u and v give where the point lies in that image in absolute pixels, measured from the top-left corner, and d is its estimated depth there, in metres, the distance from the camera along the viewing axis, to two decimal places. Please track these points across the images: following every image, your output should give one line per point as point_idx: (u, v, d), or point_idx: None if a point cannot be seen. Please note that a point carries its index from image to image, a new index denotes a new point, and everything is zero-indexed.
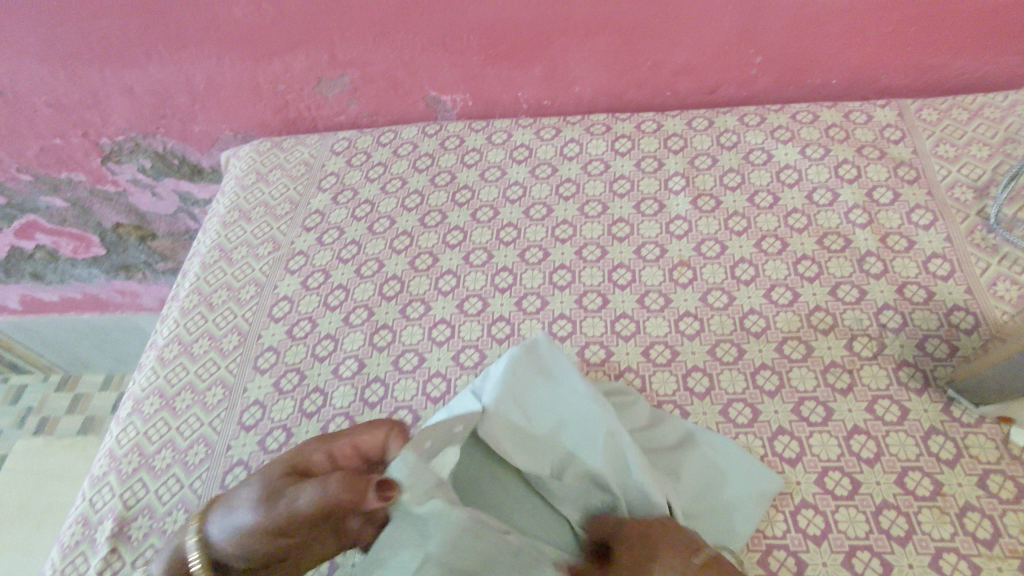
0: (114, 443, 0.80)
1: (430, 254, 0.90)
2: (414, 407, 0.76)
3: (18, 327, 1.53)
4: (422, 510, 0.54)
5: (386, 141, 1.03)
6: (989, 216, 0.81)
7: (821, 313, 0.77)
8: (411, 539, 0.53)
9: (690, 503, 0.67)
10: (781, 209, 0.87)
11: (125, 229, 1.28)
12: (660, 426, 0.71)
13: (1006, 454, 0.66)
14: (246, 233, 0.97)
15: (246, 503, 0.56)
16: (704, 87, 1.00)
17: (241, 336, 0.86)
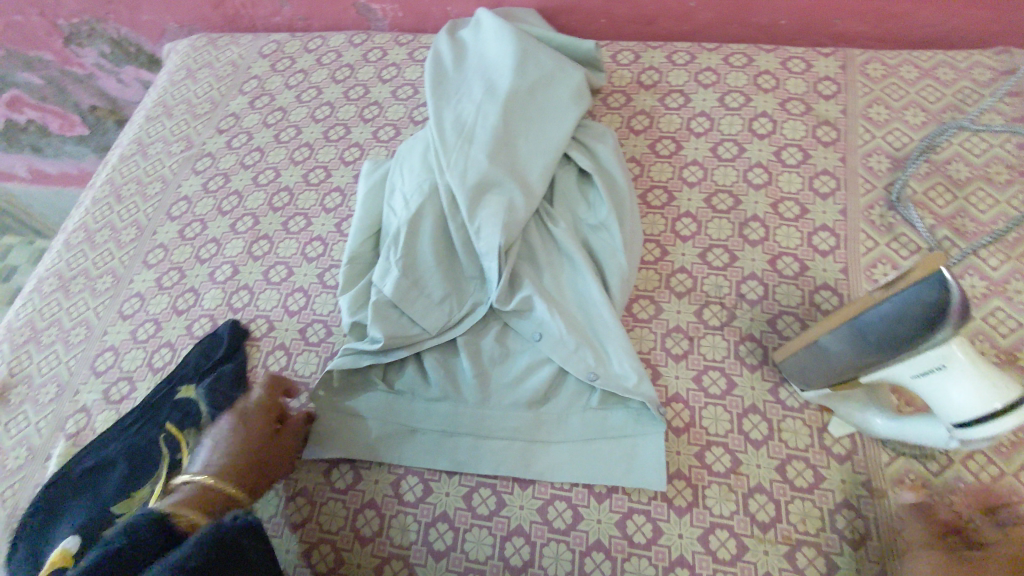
0: (14, 317, 0.87)
1: (325, 169, 0.90)
2: (271, 318, 0.79)
3: (37, 197, 1.79)
4: (519, 301, 0.69)
5: (314, 48, 1.03)
6: (893, 190, 0.74)
7: (681, 275, 0.73)
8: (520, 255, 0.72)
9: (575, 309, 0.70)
10: (679, 159, 0.82)
11: (101, 112, 1.41)
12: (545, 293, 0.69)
13: (823, 447, 0.61)
14: (165, 129, 0.99)
15: (425, 323, 0.70)
16: (641, 17, 0.94)
17: (138, 230, 0.90)
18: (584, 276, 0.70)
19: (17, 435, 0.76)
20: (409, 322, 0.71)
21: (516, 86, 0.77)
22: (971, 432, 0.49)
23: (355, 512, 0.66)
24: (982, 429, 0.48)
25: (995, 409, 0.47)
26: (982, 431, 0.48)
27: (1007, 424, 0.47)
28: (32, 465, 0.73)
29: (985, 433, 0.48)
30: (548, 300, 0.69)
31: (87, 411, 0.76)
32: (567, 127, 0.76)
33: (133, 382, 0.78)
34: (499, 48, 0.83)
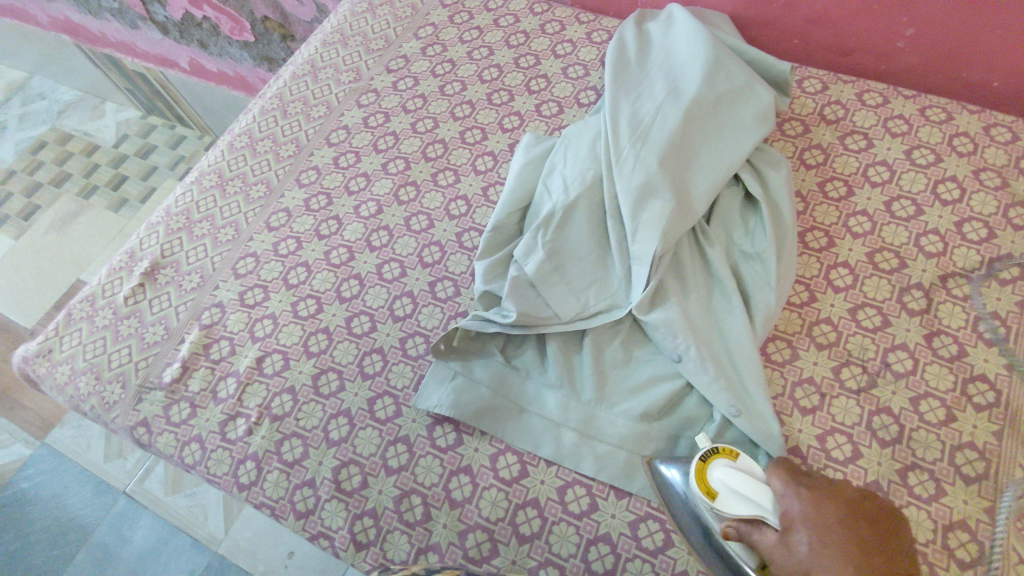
0: (173, 203, 0.93)
1: (481, 131, 0.91)
2: (405, 264, 0.81)
3: (191, 88, 1.89)
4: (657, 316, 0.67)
5: (494, 7, 1.03)
6: None
7: (824, 326, 0.70)
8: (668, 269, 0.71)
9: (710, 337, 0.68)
10: (848, 206, 0.78)
11: (271, 23, 1.48)
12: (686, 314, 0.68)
13: (945, 547, 0.58)
14: (338, 56, 1.02)
15: (557, 309, 0.71)
16: (838, 47, 0.89)
17: (297, 148, 0.94)
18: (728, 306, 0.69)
19: (159, 313, 0.83)
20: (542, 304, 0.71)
21: (702, 94, 0.75)
22: (768, 505, 0.52)
23: (450, 473, 0.68)
24: (744, 491, 0.53)
25: (754, 479, 0.54)
26: (762, 497, 0.53)
27: (781, 481, 0.53)
28: (167, 344, 0.80)
29: (768, 499, 0.52)
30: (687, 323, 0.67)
31: (222, 308, 0.82)
32: (744, 148, 0.74)
33: (267, 291, 0.82)
34: (690, 49, 0.80)
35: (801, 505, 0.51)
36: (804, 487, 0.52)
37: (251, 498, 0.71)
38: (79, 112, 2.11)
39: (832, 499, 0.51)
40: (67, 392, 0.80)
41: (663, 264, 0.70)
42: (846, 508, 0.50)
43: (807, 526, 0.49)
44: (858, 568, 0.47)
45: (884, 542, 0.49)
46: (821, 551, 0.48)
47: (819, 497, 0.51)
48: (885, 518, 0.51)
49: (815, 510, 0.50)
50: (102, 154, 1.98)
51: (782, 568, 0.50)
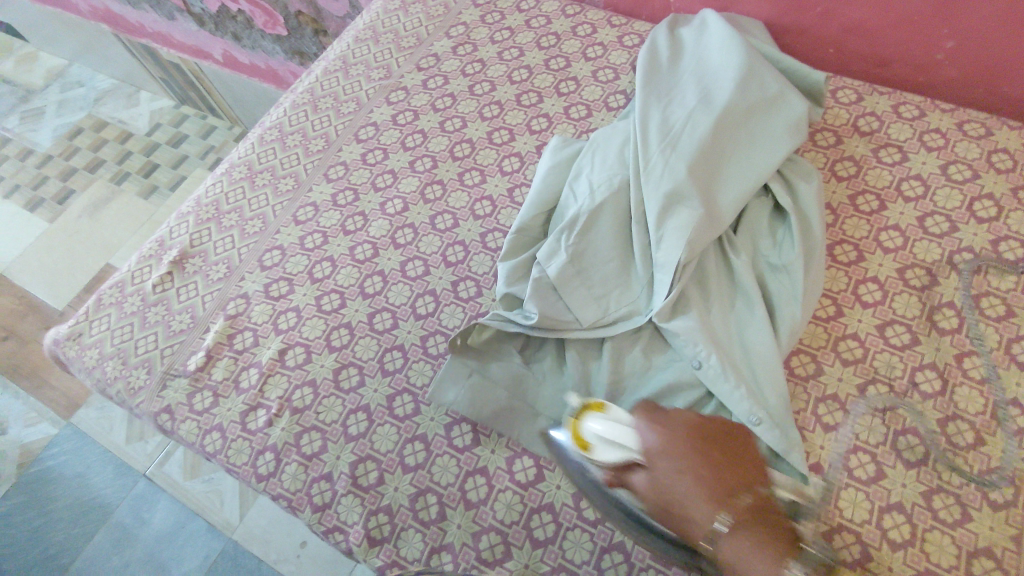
0: (203, 193, 0.95)
1: (509, 132, 0.91)
2: (428, 262, 0.82)
3: (223, 79, 1.92)
4: (679, 326, 0.67)
5: (526, 8, 1.03)
6: None
7: (850, 342, 0.69)
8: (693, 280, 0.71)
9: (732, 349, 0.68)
10: (879, 220, 0.77)
11: (304, 18, 1.49)
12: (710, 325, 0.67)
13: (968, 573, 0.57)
14: (369, 53, 1.03)
15: (580, 313, 0.71)
16: (874, 57, 0.88)
17: (326, 143, 0.95)
18: (752, 320, 0.68)
19: (185, 301, 0.84)
20: (565, 308, 0.71)
21: (734, 103, 0.74)
22: (634, 446, 0.55)
23: (466, 474, 0.68)
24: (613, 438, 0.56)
25: (617, 422, 0.57)
26: (627, 439, 0.56)
27: (640, 421, 0.56)
28: (193, 333, 0.81)
29: (632, 439, 0.55)
30: (708, 334, 0.66)
31: (247, 300, 0.83)
32: (775, 158, 0.73)
33: (292, 284, 0.83)
34: (723, 56, 0.79)
35: (657, 441, 0.54)
36: (657, 421, 0.56)
37: (269, 489, 0.71)
38: (115, 100, 2.15)
39: (682, 431, 0.55)
40: (94, 375, 0.82)
41: (688, 273, 0.69)
42: (693, 433, 0.55)
43: (664, 456, 0.53)
44: (715, 484, 0.52)
45: (727, 454, 0.54)
46: (680, 477, 0.52)
47: (672, 430, 0.55)
48: (725, 431, 0.57)
49: (669, 440, 0.54)
50: (134, 142, 2.01)
51: (653, 499, 0.54)
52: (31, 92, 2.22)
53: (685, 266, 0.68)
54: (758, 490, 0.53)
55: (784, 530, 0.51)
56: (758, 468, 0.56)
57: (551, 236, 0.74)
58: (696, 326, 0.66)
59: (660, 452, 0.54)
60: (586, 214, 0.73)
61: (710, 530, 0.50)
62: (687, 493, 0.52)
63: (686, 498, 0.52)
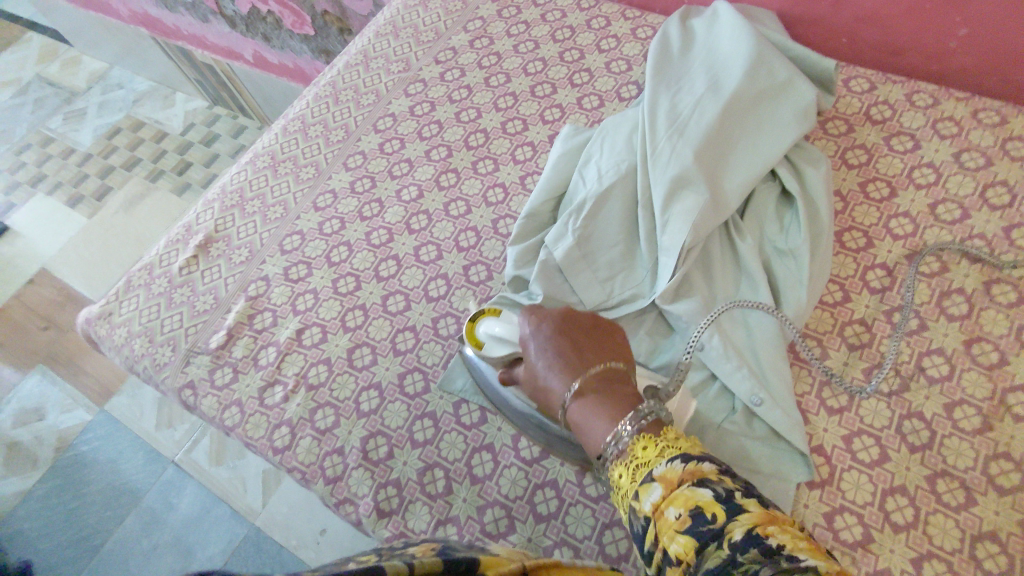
0: (229, 182, 0.98)
1: (523, 122, 0.93)
2: (441, 247, 0.84)
3: (254, 79, 1.98)
4: (682, 308, 0.68)
5: (542, 2, 1.05)
6: None
7: (857, 327, 0.69)
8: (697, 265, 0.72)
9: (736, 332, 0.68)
10: (890, 207, 0.77)
11: (330, 17, 1.54)
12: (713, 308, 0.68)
13: (971, 556, 0.56)
14: (390, 47, 1.06)
15: (586, 295, 0.73)
16: (888, 47, 0.88)
17: (345, 133, 0.98)
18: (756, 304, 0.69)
19: (209, 284, 0.87)
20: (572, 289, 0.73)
21: (742, 90, 0.75)
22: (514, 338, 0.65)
23: (472, 450, 0.70)
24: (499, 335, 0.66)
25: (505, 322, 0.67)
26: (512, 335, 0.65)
27: (520, 319, 0.64)
28: (216, 313, 0.85)
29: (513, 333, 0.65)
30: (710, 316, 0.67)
31: (268, 282, 0.86)
32: (782, 144, 0.74)
33: (310, 268, 0.86)
34: (733, 45, 0.80)
35: (531, 332, 0.61)
36: (533, 316, 0.63)
37: (284, 461, 0.74)
38: (152, 101, 2.24)
39: (557, 320, 0.61)
40: (123, 352, 0.86)
41: (692, 257, 0.70)
42: (561, 322, 0.61)
43: (538, 344, 0.60)
44: (570, 359, 0.58)
45: (589, 334, 0.60)
46: (546, 358, 0.59)
47: (541, 322, 0.61)
48: (597, 322, 0.62)
49: (543, 327, 0.61)
50: (169, 141, 2.09)
51: (531, 383, 0.61)
52: (74, 94, 2.32)
53: (688, 250, 0.69)
54: (612, 362, 0.57)
55: (632, 393, 0.55)
56: (622, 352, 0.60)
57: (559, 220, 0.75)
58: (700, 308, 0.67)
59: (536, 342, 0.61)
60: (593, 199, 0.74)
61: (563, 398, 0.56)
62: (550, 371, 0.58)
63: (546, 377, 0.58)
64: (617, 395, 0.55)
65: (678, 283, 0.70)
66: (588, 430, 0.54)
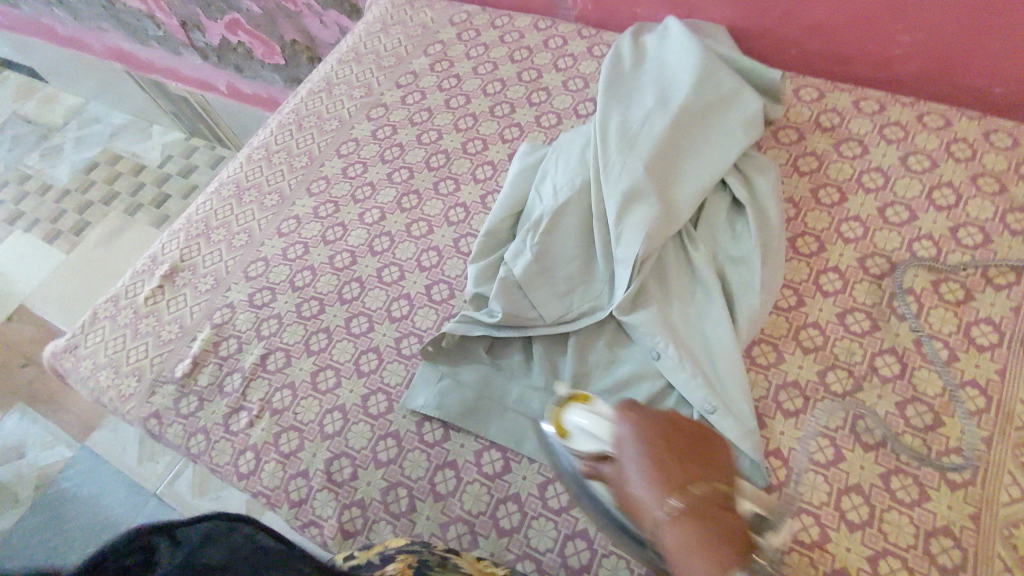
0: (194, 211, 0.99)
1: (483, 141, 0.94)
2: (403, 268, 0.84)
3: (229, 109, 2.00)
4: (638, 320, 0.69)
5: (500, 24, 1.08)
6: None
7: (811, 330, 0.70)
8: (653, 276, 0.73)
9: (692, 341, 0.69)
10: (841, 212, 0.78)
11: (300, 46, 1.56)
12: (669, 319, 0.69)
13: (926, 552, 0.57)
14: (352, 73, 1.07)
15: (546, 309, 0.73)
16: (835, 56, 0.90)
17: (309, 159, 0.99)
18: (712, 313, 0.69)
19: (175, 313, 0.88)
20: (531, 304, 0.73)
21: (690, 103, 0.77)
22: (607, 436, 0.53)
23: (436, 468, 0.70)
24: (588, 428, 0.54)
25: (596, 411, 0.55)
26: (602, 429, 0.53)
27: (614, 412, 0.53)
28: (181, 342, 0.85)
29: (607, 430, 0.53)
30: (665, 328, 0.68)
31: (233, 309, 0.86)
32: (731, 155, 0.75)
33: (275, 293, 0.87)
34: (680, 60, 0.82)
35: (628, 428, 0.50)
36: (631, 413, 0.52)
37: (249, 487, 0.74)
38: (129, 135, 2.25)
39: (659, 420, 0.50)
40: (89, 385, 0.85)
41: (647, 267, 0.71)
42: (663, 425, 0.50)
43: (635, 444, 0.49)
44: (670, 470, 0.46)
45: (691, 443, 0.49)
46: (642, 460, 0.47)
47: (644, 420, 0.50)
48: (699, 434, 0.50)
49: (641, 428, 0.50)
50: (147, 174, 2.09)
51: (620, 493, 0.49)
52: (51, 130, 2.33)
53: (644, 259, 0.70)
54: (721, 487, 0.45)
55: (739, 533, 0.43)
56: (725, 477, 0.47)
57: (516, 238, 0.76)
58: (654, 319, 0.68)
59: (636, 441, 0.49)
60: (549, 214, 0.75)
61: (655, 516, 0.44)
62: (644, 478, 0.46)
63: (640, 484, 0.46)
64: (715, 522, 0.42)
65: (635, 294, 0.71)
66: (684, 566, 0.42)
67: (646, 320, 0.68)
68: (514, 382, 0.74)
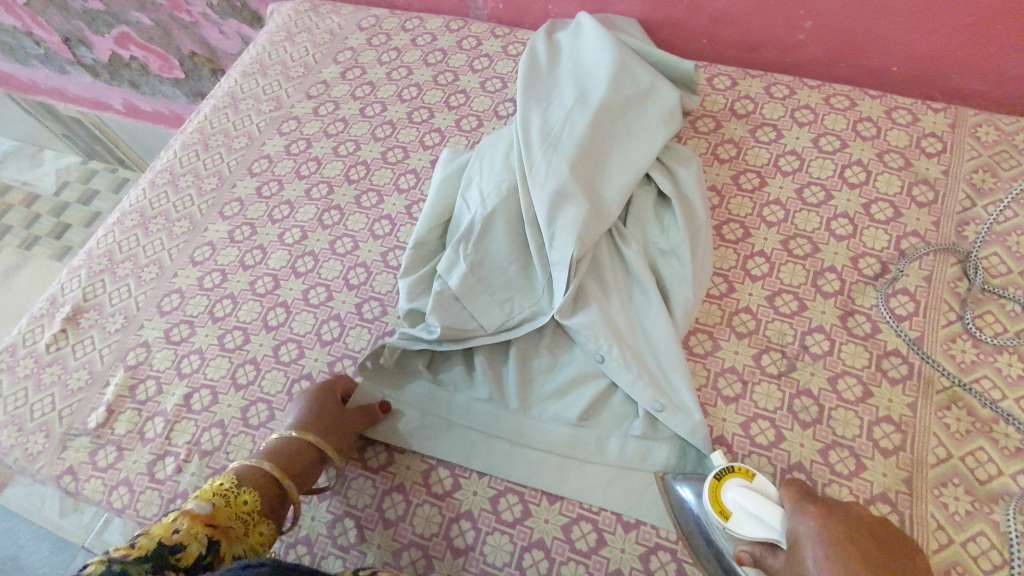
0: (95, 245, 0.92)
1: (403, 149, 0.91)
2: (330, 287, 0.81)
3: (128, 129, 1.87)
4: (580, 322, 0.68)
5: (411, 27, 1.05)
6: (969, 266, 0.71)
7: (743, 316, 0.72)
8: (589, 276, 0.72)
9: (634, 338, 0.69)
10: (761, 196, 0.80)
11: (199, 59, 1.48)
12: (609, 318, 0.69)
13: None
14: (258, 86, 1.02)
15: (485, 318, 0.71)
16: (743, 43, 0.92)
17: (219, 181, 0.93)
18: (650, 308, 0.69)
19: (82, 358, 0.81)
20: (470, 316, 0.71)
21: (609, 99, 0.77)
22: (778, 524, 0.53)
23: (383, 493, 0.68)
24: (756, 511, 0.54)
25: (762, 497, 0.55)
26: (775, 519, 0.53)
27: (788, 501, 0.54)
28: (92, 389, 0.78)
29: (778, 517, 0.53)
30: (607, 329, 0.67)
31: (148, 347, 0.80)
32: (653, 148, 0.76)
33: (193, 326, 0.81)
34: (596, 56, 0.82)
35: (807, 521, 0.51)
36: (807, 502, 0.53)
37: None
38: (17, 162, 2.07)
39: (840, 518, 0.51)
40: None
41: (584, 267, 0.70)
42: (843, 517, 0.51)
43: (818, 542, 0.49)
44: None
45: (882, 548, 0.49)
46: (831, 563, 0.48)
47: (824, 511, 0.51)
48: (886, 536, 0.50)
49: (824, 526, 0.50)
50: (42, 204, 1.93)
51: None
52: None
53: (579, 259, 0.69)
54: None
55: None
56: None
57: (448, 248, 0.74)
58: (595, 321, 0.67)
59: (818, 538, 0.50)
60: (479, 222, 0.73)
61: None
62: None
63: None
64: None
65: (574, 296, 0.70)
66: None
67: (588, 322, 0.68)
68: (456, 396, 0.72)
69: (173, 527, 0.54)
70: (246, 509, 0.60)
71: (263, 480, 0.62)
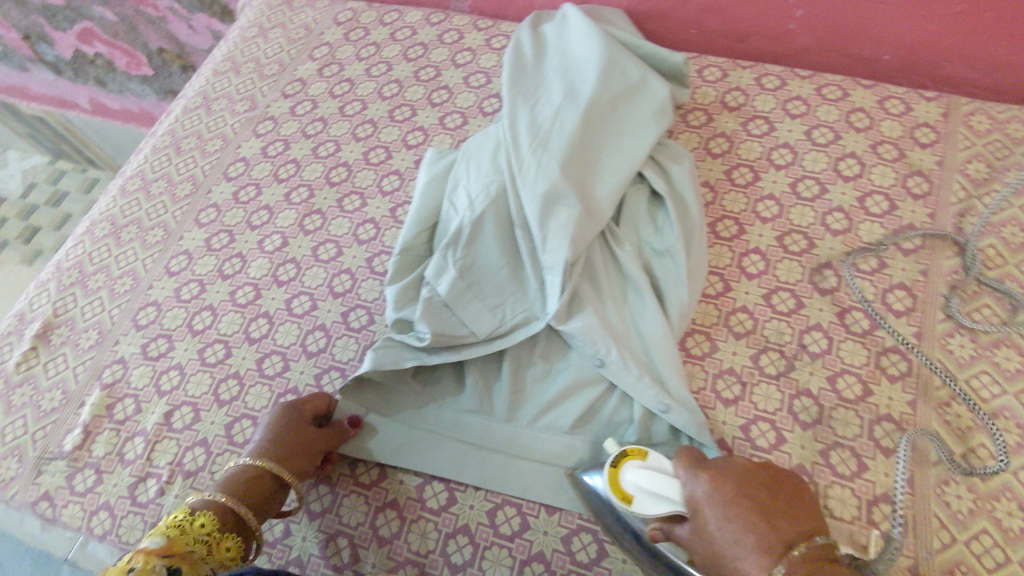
0: (63, 257, 0.88)
1: (385, 149, 0.88)
2: (314, 296, 0.78)
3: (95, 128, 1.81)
4: (576, 326, 0.66)
5: (389, 21, 1.01)
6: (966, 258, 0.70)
7: (741, 315, 0.70)
8: (582, 276, 0.70)
9: (630, 341, 0.67)
10: (755, 191, 0.78)
11: (168, 55, 1.43)
12: (604, 320, 0.67)
13: (871, 521, 0.58)
14: (231, 86, 0.98)
15: (477, 326, 0.69)
16: (732, 33, 0.90)
17: (193, 186, 0.89)
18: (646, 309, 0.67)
19: (55, 376, 0.77)
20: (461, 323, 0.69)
21: (599, 94, 0.74)
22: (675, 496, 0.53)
23: (376, 510, 0.66)
24: (651, 489, 0.53)
25: (658, 473, 0.54)
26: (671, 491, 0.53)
27: (681, 467, 0.53)
28: (67, 409, 0.75)
29: (673, 489, 0.53)
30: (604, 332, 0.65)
31: (125, 364, 0.77)
32: (645, 144, 0.74)
33: (172, 340, 0.78)
34: (583, 50, 0.79)
35: (701, 485, 0.51)
36: (699, 468, 0.53)
37: None
38: None
39: (733, 481, 0.51)
40: None
41: (578, 269, 0.68)
42: (738, 476, 0.51)
43: (716, 507, 0.50)
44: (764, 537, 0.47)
45: (773, 497, 0.50)
46: (732, 529, 0.48)
47: (716, 475, 0.51)
48: (771, 479, 0.52)
49: (718, 489, 0.50)
50: (9, 207, 1.87)
51: (704, 551, 0.50)
52: None
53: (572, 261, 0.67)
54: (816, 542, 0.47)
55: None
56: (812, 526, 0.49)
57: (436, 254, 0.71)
58: (592, 325, 0.65)
59: (719, 506, 0.50)
60: (468, 225, 0.70)
61: None
62: (743, 548, 0.47)
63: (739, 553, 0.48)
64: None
65: (568, 300, 0.68)
66: None
67: (584, 326, 0.65)
68: (449, 406, 0.69)
69: (129, 564, 0.51)
70: (205, 534, 0.57)
71: (220, 505, 0.60)
